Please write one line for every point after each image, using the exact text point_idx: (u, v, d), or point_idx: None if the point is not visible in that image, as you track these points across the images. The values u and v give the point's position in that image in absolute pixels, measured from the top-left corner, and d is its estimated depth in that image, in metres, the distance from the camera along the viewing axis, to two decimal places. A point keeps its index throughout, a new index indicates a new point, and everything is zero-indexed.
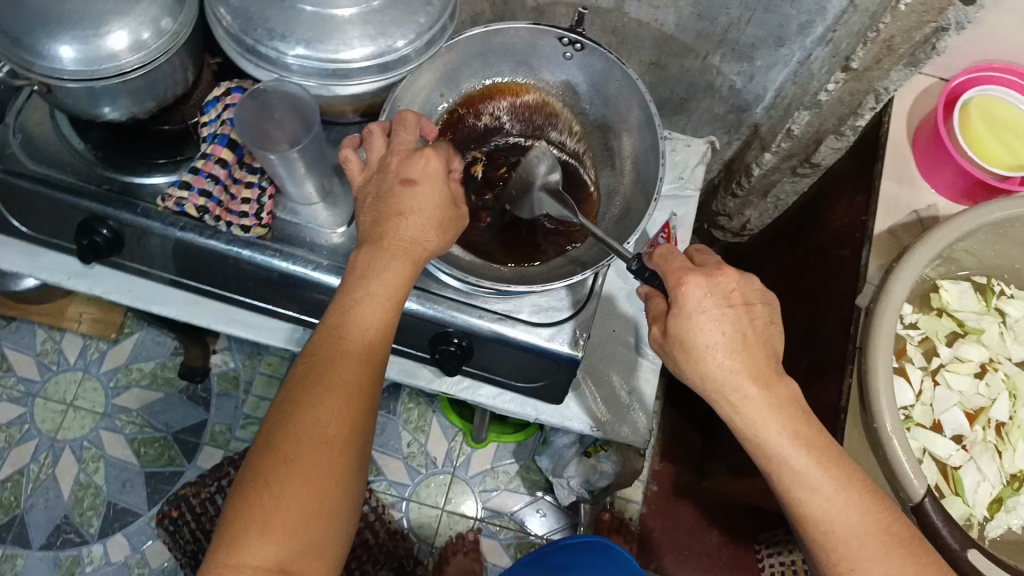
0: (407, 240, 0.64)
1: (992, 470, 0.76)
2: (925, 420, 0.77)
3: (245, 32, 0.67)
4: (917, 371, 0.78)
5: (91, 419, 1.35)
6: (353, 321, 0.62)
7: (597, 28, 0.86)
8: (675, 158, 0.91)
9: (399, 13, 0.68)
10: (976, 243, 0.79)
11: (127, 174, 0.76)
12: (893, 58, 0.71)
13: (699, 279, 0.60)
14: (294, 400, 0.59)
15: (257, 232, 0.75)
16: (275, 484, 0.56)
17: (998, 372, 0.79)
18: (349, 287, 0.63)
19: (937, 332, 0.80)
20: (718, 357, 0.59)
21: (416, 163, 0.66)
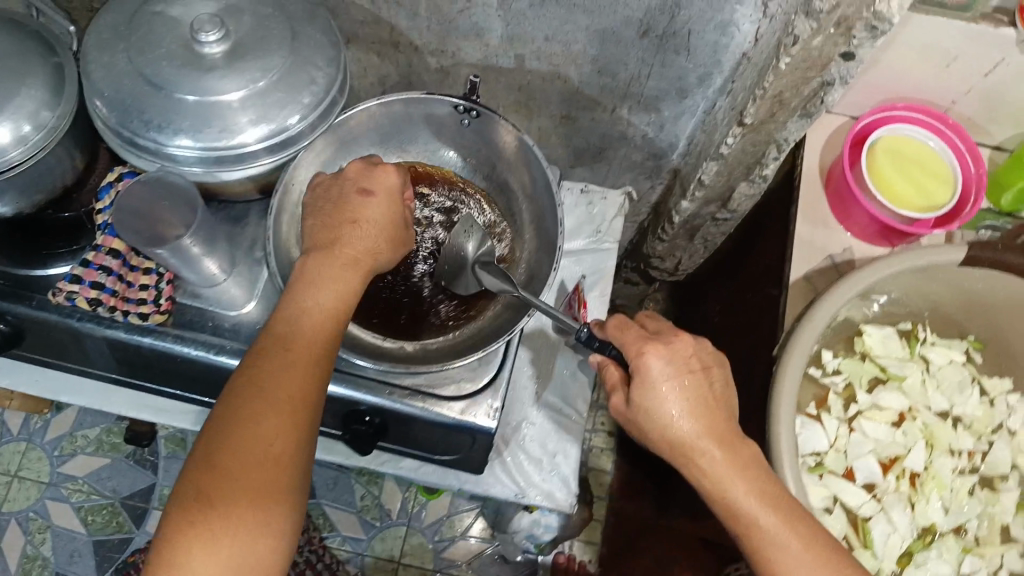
0: (360, 250, 0.67)
1: (904, 520, 0.74)
2: (837, 467, 0.75)
3: (122, 125, 0.66)
4: (833, 419, 0.76)
5: (36, 489, 1.32)
6: (298, 331, 0.62)
7: (502, 86, 0.85)
8: (592, 211, 0.90)
9: (282, 94, 0.67)
10: (890, 284, 0.74)
11: (26, 266, 0.75)
12: (788, 111, 0.69)
13: (659, 346, 0.59)
14: (235, 413, 0.57)
15: (157, 319, 0.73)
16: (217, 500, 0.54)
17: (916, 422, 0.77)
18: (296, 295, 0.64)
19: (857, 378, 0.78)
20: (675, 418, 0.58)
21: (375, 175, 0.70)
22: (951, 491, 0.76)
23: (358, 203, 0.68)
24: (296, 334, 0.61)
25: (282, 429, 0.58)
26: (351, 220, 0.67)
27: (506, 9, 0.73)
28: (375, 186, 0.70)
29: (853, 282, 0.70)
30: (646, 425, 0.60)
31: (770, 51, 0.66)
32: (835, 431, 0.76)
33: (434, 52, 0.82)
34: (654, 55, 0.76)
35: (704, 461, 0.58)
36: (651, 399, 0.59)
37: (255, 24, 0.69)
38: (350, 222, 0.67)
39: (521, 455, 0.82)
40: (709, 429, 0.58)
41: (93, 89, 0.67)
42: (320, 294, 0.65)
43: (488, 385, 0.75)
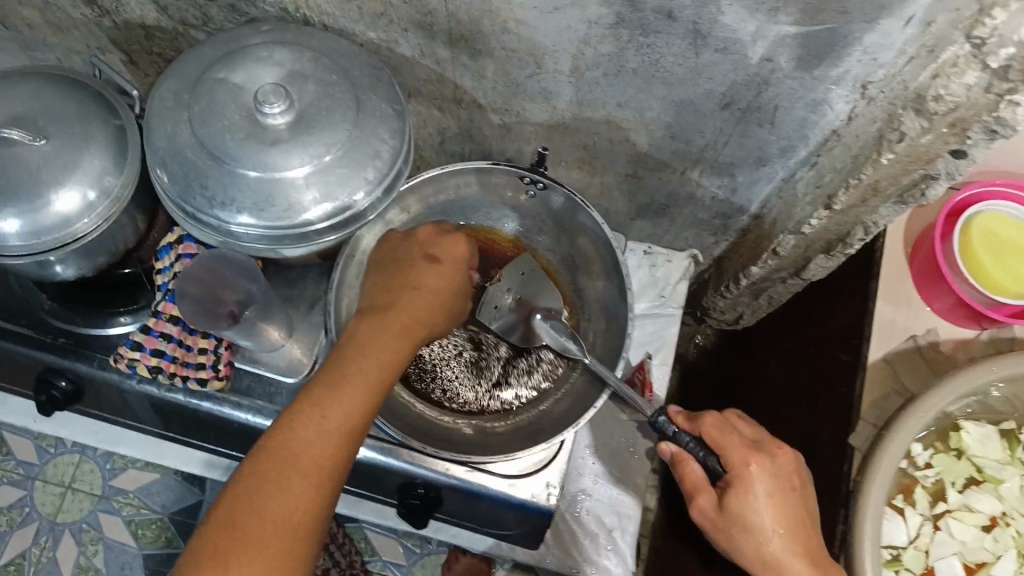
0: (411, 317, 0.64)
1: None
2: (915, 565, 0.71)
3: (185, 199, 0.65)
4: (916, 515, 0.72)
5: (89, 501, 1.35)
6: (342, 394, 0.59)
7: (566, 144, 0.82)
8: (655, 274, 0.86)
9: (345, 171, 0.65)
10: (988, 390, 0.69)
11: (85, 325, 0.75)
12: (880, 197, 0.64)
13: (763, 460, 0.62)
14: (265, 469, 0.55)
15: (216, 384, 0.72)
16: (232, 564, 0.51)
17: (1010, 529, 0.72)
18: (342, 354, 0.61)
19: (950, 475, 0.73)
20: (769, 531, 0.60)
21: (441, 244, 0.68)
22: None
23: (423, 268, 0.67)
24: (337, 395, 0.58)
25: (309, 494, 0.55)
26: (412, 283, 0.65)
27: (578, 76, 0.69)
28: (442, 251, 0.68)
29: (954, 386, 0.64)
30: (737, 532, 0.61)
31: (869, 139, 0.61)
32: (918, 527, 0.72)
33: (497, 110, 0.78)
34: (734, 124, 0.71)
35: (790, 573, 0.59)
36: (745, 509, 0.60)
37: (319, 91, 0.66)
38: (412, 285, 0.65)
39: (577, 529, 0.79)
40: (800, 547, 0.60)
41: (156, 158, 0.67)
42: (369, 354, 0.61)
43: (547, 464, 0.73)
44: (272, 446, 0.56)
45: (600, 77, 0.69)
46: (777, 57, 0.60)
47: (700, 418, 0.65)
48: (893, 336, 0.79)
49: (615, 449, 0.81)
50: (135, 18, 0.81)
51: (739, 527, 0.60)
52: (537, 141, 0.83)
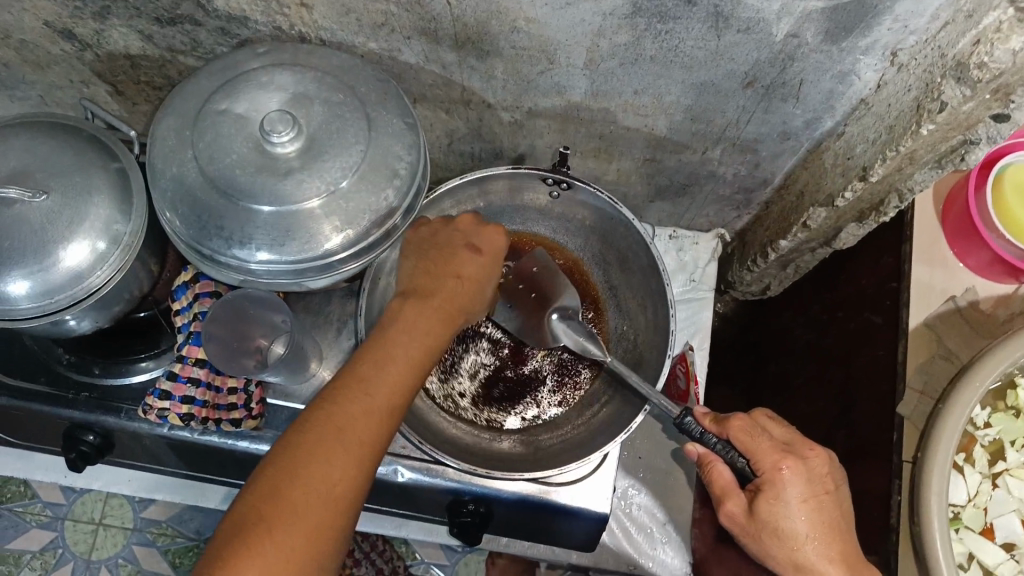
0: (455, 305, 0.61)
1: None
2: (975, 523, 0.70)
3: (201, 241, 0.62)
4: (976, 473, 0.71)
5: (122, 535, 1.33)
6: (386, 375, 0.56)
7: (581, 135, 0.79)
8: (684, 258, 0.84)
9: (364, 195, 0.62)
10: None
11: (107, 377, 0.73)
12: (917, 164, 0.63)
13: (795, 466, 0.60)
14: (310, 442, 0.52)
15: (250, 424, 0.71)
16: (272, 536, 0.49)
17: None
18: (386, 332, 0.58)
19: (1011, 434, 0.71)
20: (804, 538, 0.59)
21: (487, 233, 0.64)
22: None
23: (465, 253, 0.63)
24: (381, 374, 0.56)
25: (353, 470, 0.53)
26: (454, 266, 0.62)
27: (593, 69, 0.67)
28: (482, 240, 0.64)
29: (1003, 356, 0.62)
30: (770, 540, 0.60)
31: (904, 107, 0.59)
32: (977, 486, 0.71)
33: (508, 108, 0.76)
34: (756, 101, 0.69)
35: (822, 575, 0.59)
36: (778, 516, 0.59)
37: (327, 113, 0.63)
38: (454, 269, 0.62)
39: (630, 524, 0.79)
40: (832, 550, 0.60)
41: (163, 202, 0.64)
42: (413, 335, 0.59)
43: (596, 467, 0.72)
44: (315, 417, 0.53)
45: (615, 68, 0.66)
46: (803, 32, 0.57)
47: (728, 420, 0.63)
48: (932, 297, 0.78)
49: (661, 440, 0.80)
50: (119, 49, 0.77)
51: (773, 534, 0.60)
52: (549, 134, 0.80)
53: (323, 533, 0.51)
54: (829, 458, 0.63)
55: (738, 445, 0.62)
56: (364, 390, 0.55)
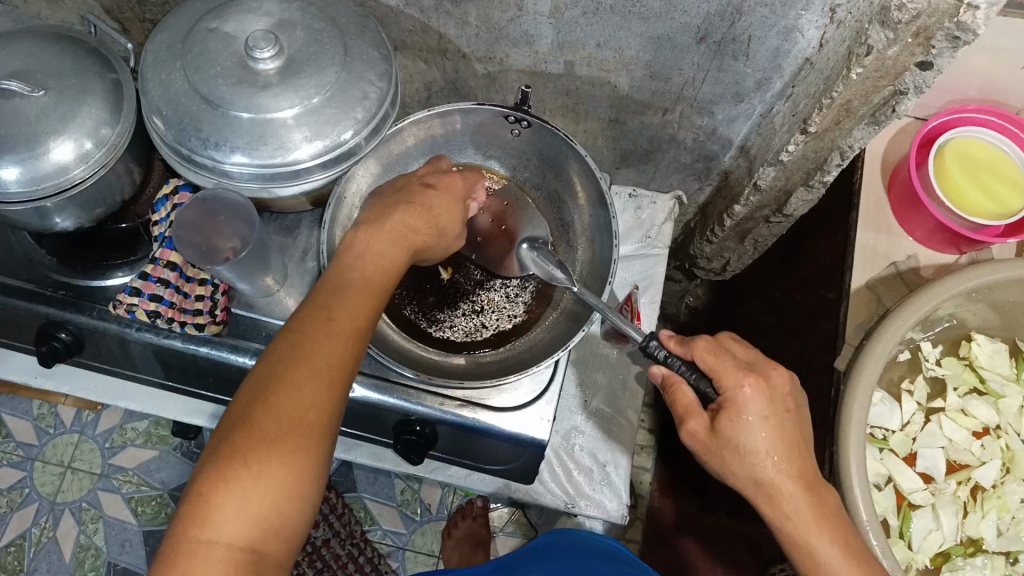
0: (407, 231, 0.64)
1: (950, 523, 0.69)
2: (901, 449, 0.72)
3: (179, 142, 0.66)
4: (913, 403, 0.73)
5: (88, 480, 1.36)
6: (344, 300, 0.58)
7: (550, 91, 0.84)
8: (642, 216, 0.89)
9: (335, 110, 0.66)
10: (959, 306, 0.70)
11: (82, 279, 0.76)
12: (854, 118, 0.68)
13: (758, 384, 0.57)
14: (276, 368, 0.53)
15: (212, 330, 0.73)
16: (254, 460, 0.50)
17: (1000, 440, 0.73)
18: (343, 267, 0.61)
19: (955, 377, 0.74)
20: (763, 458, 0.56)
21: (445, 176, 0.69)
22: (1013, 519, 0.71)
23: (419, 190, 0.67)
24: (339, 306, 0.58)
25: (324, 394, 0.54)
26: (409, 200, 0.66)
27: (558, 18, 0.72)
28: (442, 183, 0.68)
29: (952, 286, 0.64)
30: (729, 455, 0.57)
31: (839, 60, 0.64)
32: (910, 415, 0.73)
33: (482, 59, 0.81)
34: (710, 59, 0.74)
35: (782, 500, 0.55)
36: (739, 431, 0.56)
37: (308, 38, 0.67)
38: (409, 203, 0.65)
39: (572, 464, 0.80)
40: (792, 468, 0.56)
41: (150, 106, 0.67)
42: (369, 265, 0.61)
43: (538, 396, 0.74)
44: (283, 350, 0.55)
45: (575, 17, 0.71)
46: None
47: (693, 343, 0.62)
48: (876, 262, 0.82)
49: (609, 385, 0.83)
50: None
51: (732, 453, 0.57)
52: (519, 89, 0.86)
53: (307, 454, 0.52)
54: (792, 387, 0.59)
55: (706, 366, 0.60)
56: (327, 319, 0.57)
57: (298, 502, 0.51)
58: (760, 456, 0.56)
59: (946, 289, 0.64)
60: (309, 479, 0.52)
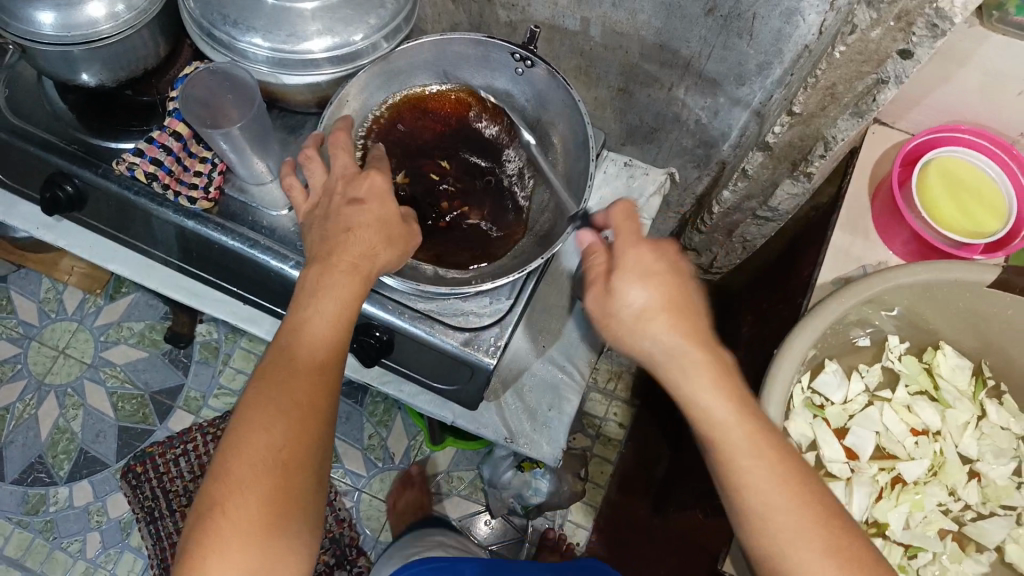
0: (355, 255, 0.65)
1: (861, 502, 0.79)
2: (837, 421, 0.81)
3: (204, 16, 0.71)
4: (861, 385, 0.83)
5: (78, 367, 1.41)
6: (304, 337, 0.63)
7: (565, 49, 0.88)
8: (631, 185, 0.91)
9: (350, 12, 0.70)
10: (910, 303, 0.78)
11: (96, 137, 0.81)
12: (838, 106, 0.71)
13: (642, 252, 0.62)
14: (247, 418, 0.60)
15: (204, 205, 0.78)
16: (231, 507, 0.57)
17: (934, 444, 0.82)
18: (300, 305, 0.64)
19: (910, 376, 0.83)
20: (658, 334, 0.59)
21: (361, 183, 0.68)
22: (923, 517, 0.81)
23: (346, 211, 0.67)
24: (303, 333, 0.63)
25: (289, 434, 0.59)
26: (347, 222, 0.66)
27: None
28: (371, 185, 0.68)
29: (886, 278, 0.73)
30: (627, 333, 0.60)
31: (829, 41, 0.66)
32: (855, 394, 0.83)
33: (504, 6, 0.84)
34: (717, 36, 0.77)
35: (729, 437, 0.56)
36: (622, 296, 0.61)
37: None
38: (347, 229, 0.66)
39: (518, 402, 0.84)
40: (678, 326, 0.59)
41: None
42: (324, 296, 0.64)
43: (496, 322, 0.77)
44: (251, 399, 0.61)
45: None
46: None
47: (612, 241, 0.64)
48: (847, 262, 0.86)
49: (569, 337, 0.86)
50: None
51: (624, 323, 0.60)
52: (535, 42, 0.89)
53: (281, 491, 0.58)
54: (679, 257, 0.63)
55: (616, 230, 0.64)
56: (287, 360, 0.62)
57: (280, 539, 0.57)
58: (663, 344, 0.59)
59: (868, 284, 0.72)
60: (285, 516, 0.58)
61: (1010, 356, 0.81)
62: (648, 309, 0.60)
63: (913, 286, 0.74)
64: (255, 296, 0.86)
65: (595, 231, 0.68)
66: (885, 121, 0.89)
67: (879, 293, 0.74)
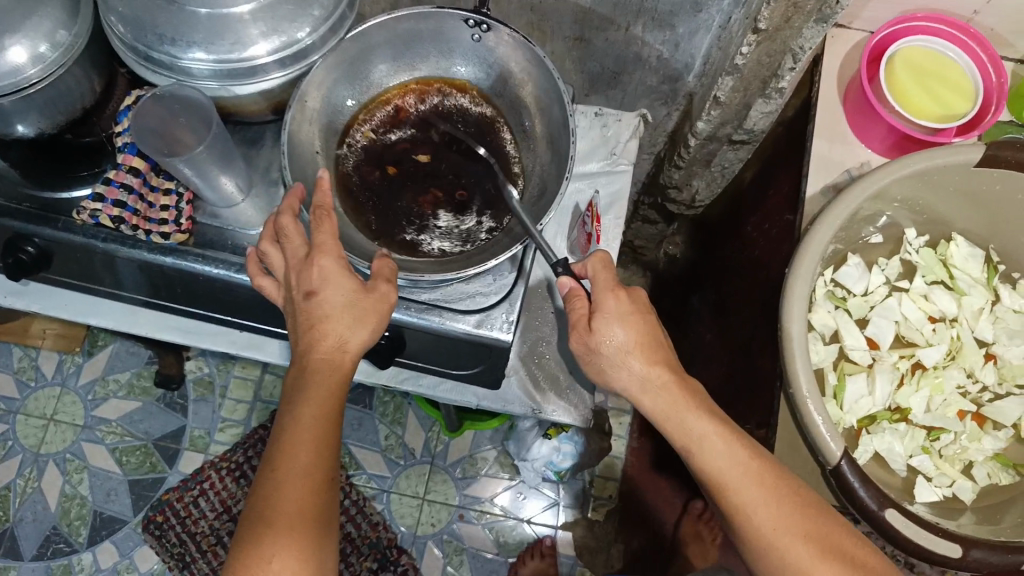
0: (329, 349, 0.62)
1: (883, 389, 0.80)
2: (858, 312, 0.83)
3: (138, 39, 0.67)
4: (881, 277, 0.84)
5: (72, 432, 1.36)
6: (286, 444, 0.60)
7: (515, 7, 0.85)
8: (607, 133, 0.90)
9: (292, 7, 0.67)
10: (909, 194, 0.79)
11: (49, 192, 0.77)
12: (803, 15, 0.70)
13: (619, 296, 0.65)
14: (245, 537, 0.59)
15: (179, 238, 0.74)
16: None
17: (950, 329, 0.83)
18: (282, 410, 0.62)
19: (927, 267, 0.85)
20: (636, 367, 0.64)
21: (308, 271, 0.63)
22: (942, 400, 0.82)
23: (308, 309, 0.62)
24: (290, 437, 0.60)
25: (287, 548, 0.58)
26: (311, 310, 0.62)
27: None
28: (323, 271, 0.62)
29: (893, 169, 0.72)
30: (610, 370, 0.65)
31: None
32: (875, 286, 0.84)
33: None
34: None
35: (704, 454, 0.62)
36: (602, 333, 0.64)
37: None
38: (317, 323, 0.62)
39: (540, 372, 0.82)
40: (653, 357, 0.64)
41: (107, 6, 0.68)
42: (303, 398, 0.62)
43: (502, 299, 0.75)
44: (248, 515, 0.60)
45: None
46: None
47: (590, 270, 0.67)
48: (831, 169, 0.85)
49: None
50: None
51: (607, 359, 0.64)
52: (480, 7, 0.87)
53: None
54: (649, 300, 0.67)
55: (592, 280, 0.67)
56: (273, 471, 0.60)
57: None
58: (639, 375, 0.64)
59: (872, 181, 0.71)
60: None
61: (1017, 239, 0.83)
62: (625, 345, 0.64)
63: (913, 176, 0.75)
64: (248, 318, 0.83)
65: (571, 274, 0.68)
66: (842, 23, 0.87)
67: (882, 188, 0.73)
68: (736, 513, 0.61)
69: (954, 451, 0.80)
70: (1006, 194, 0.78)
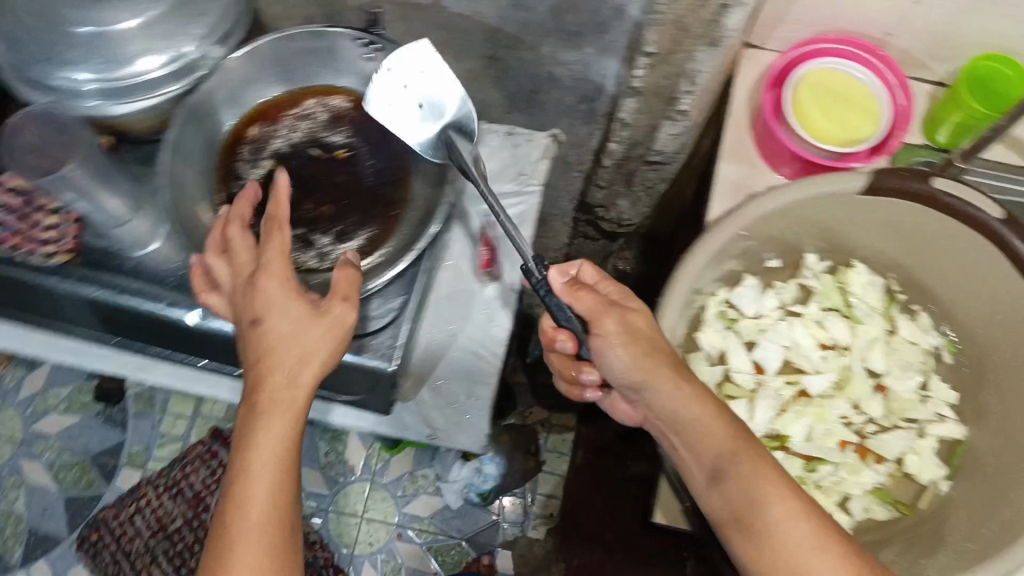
0: (285, 381, 0.61)
1: (763, 416, 0.82)
2: (749, 335, 0.85)
3: (18, 59, 0.68)
4: (775, 302, 0.87)
5: (8, 448, 1.35)
6: (243, 485, 0.57)
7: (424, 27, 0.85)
8: (518, 152, 0.95)
9: (172, 25, 0.69)
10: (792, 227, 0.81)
11: None
12: (693, 38, 0.69)
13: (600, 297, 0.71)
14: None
15: (65, 259, 0.74)
16: None
17: (843, 358, 0.85)
18: (235, 448, 0.59)
19: (823, 294, 0.86)
20: (623, 357, 0.68)
21: (259, 294, 0.62)
22: (826, 430, 0.83)
23: (258, 338, 0.61)
24: (249, 473, 0.58)
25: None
26: (260, 329, 0.62)
27: None
28: (275, 287, 0.63)
29: (769, 201, 0.74)
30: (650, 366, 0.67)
31: None
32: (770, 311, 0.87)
33: None
34: None
35: (700, 435, 0.64)
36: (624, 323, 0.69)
37: None
38: (267, 342, 0.61)
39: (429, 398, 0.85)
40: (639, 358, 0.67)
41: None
42: (267, 430, 0.59)
43: (389, 325, 0.75)
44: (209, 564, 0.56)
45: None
46: None
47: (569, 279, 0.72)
48: (742, 191, 0.85)
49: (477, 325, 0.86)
50: None
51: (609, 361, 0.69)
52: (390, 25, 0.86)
53: None
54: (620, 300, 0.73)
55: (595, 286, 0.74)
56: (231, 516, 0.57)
57: None
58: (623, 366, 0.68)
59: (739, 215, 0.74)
60: None
61: (926, 265, 0.82)
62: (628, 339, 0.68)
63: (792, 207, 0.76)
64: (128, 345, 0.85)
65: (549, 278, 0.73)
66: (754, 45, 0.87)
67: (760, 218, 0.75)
68: (740, 502, 0.59)
69: (832, 482, 0.81)
70: (901, 224, 0.78)
